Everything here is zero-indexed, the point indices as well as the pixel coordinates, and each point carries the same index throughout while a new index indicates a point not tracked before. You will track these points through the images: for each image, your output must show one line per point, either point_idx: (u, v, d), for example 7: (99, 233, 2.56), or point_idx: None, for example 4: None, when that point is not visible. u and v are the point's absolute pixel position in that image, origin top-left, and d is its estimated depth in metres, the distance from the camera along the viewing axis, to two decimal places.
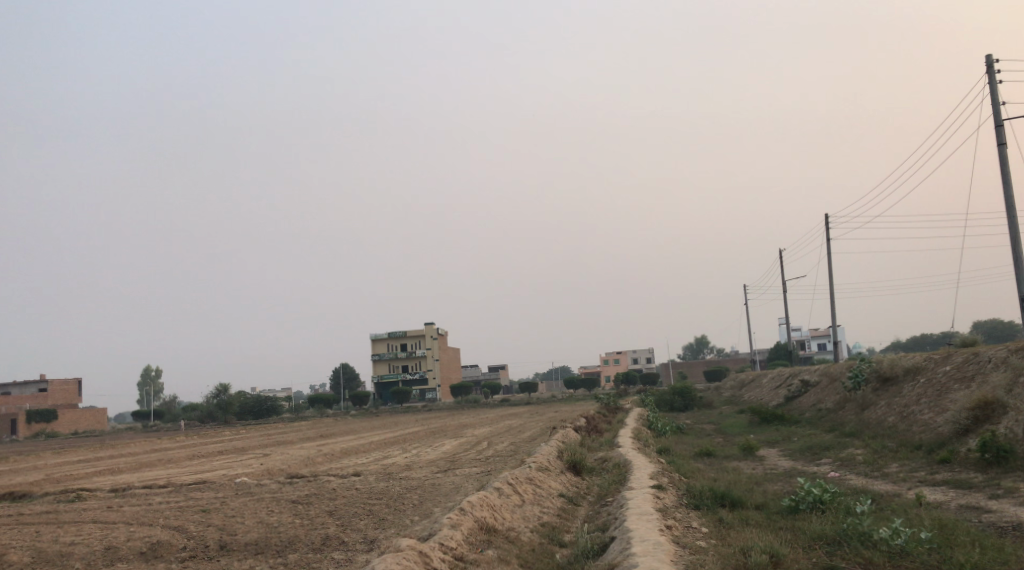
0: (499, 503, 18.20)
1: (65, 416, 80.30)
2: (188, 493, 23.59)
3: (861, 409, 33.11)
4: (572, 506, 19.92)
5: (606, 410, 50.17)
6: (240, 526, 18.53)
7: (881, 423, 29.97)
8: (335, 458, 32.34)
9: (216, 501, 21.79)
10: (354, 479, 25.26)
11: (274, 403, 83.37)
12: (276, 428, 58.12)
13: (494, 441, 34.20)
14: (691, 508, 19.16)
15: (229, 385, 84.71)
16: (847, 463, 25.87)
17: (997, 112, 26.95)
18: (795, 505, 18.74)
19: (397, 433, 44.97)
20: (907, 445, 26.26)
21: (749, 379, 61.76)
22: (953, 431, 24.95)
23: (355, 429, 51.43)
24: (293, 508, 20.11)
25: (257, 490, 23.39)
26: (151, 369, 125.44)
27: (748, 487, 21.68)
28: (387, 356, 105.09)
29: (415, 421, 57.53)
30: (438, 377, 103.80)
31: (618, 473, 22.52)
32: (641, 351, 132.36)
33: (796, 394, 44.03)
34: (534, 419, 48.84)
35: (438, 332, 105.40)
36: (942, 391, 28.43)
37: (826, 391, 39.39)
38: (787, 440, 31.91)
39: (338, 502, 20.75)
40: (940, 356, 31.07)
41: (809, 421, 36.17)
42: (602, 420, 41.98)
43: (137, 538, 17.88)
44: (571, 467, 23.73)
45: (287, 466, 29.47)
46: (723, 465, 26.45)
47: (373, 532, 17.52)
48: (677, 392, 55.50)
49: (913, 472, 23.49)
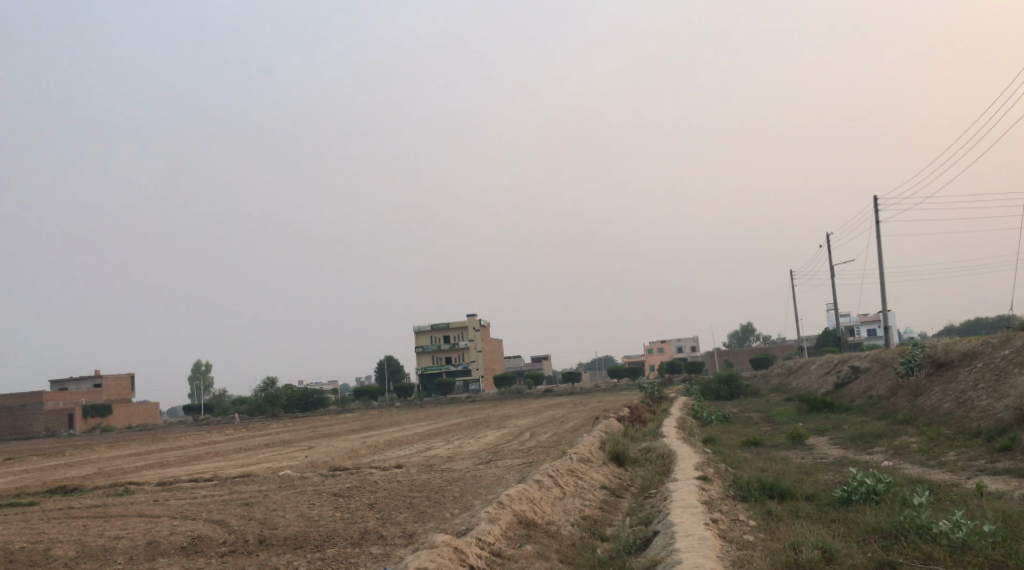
0: (540, 496, 17.82)
1: (118, 410, 81.51)
2: (232, 486, 23.57)
3: (914, 395, 32.26)
4: (615, 498, 19.52)
5: (651, 399, 49.68)
6: (280, 520, 18.35)
7: (937, 409, 29.15)
8: (378, 450, 32.18)
9: (258, 494, 21.71)
10: (396, 472, 25.02)
11: (321, 395, 83.87)
12: (323, 421, 58.37)
13: (537, 432, 33.83)
14: (738, 500, 18.65)
15: (276, 378, 85.51)
16: (901, 452, 25.13)
17: None
18: (847, 496, 18.14)
19: (442, 424, 44.87)
20: (964, 432, 25.47)
21: (798, 366, 60.70)
22: (1014, 417, 24.11)
23: (400, 421, 51.39)
24: (333, 501, 19.93)
25: (300, 483, 23.30)
26: (201, 364, 126.87)
27: (798, 477, 21.11)
28: (431, 347, 105.31)
29: (460, 412, 57.42)
30: (482, 368, 103.69)
31: (663, 464, 22.06)
32: (686, 340, 131.22)
33: (847, 380, 43.11)
34: (579, 409, 48.40)
35: (481, 323, 105.38)
36: (1001, 376, 27.54)
37: (878, 377, 38.47)
38: (838, 428, 31.15)
39: (379, 495, 20.51)
40: (997, 340, 30.15)
41: (860, 408, 35.33)
42: (647, 410, 41.40)
43: (179, 533, 17.75)
44: (614, 459, 23.28)
45: (331, 459, 29.35)
46: (772, 454, 25.85)
47: (412, 526, 17.26)
48: (723, 380, 54.72)
49: (972, 460, 22.72)
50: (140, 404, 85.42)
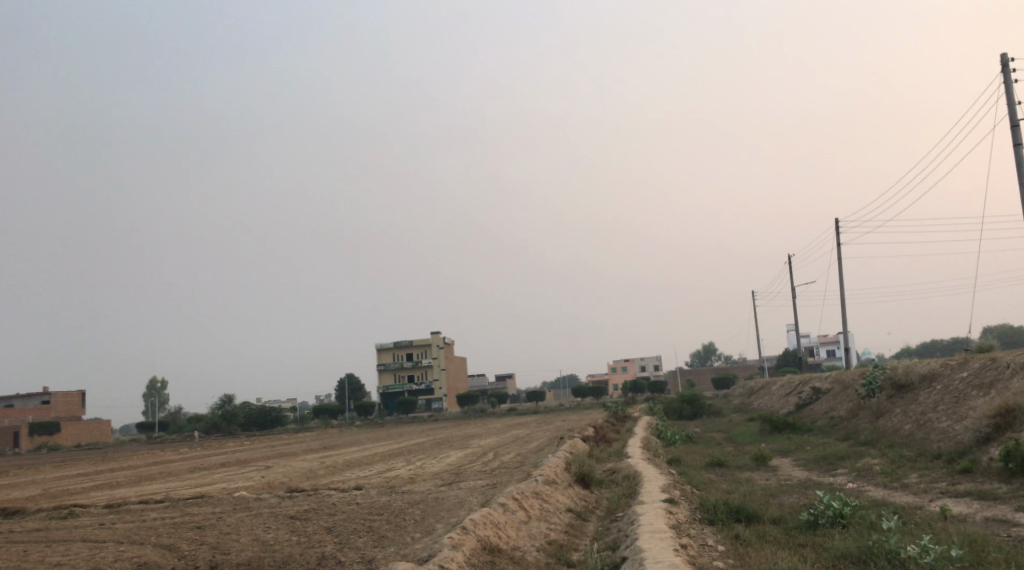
0: (504, 520, 17.35)
1: (68, 428, 79.69)
2: (185, 508, 22.86)
3: (874, 417, 32.25)
4: (581, 521, 19.14)
5: (613, 419, 49.44)
6: (233, 544, 17.72)
7: (897, 431, 29.11)
8: (337, 470, 31.52)
9: (212, 517, 21.03)
10: (356, 493, 24.45)
11: (280, 413, 82.55)
12: (280, 440, 57.36)
13: (499, 452, 33.29)
14: (705, 523, 18.33)
15: (235, 395, 84.15)
16: (864, 474, 24.98)
17: (1014, 114, 27.24)
18: (814, 520, 17.87)
19: (403, 444, 44.26)
20: (925, 454, 25.39)
21: (758, 386, 60.76)
22: (973, 439, 24.06)
23: (360, 440, 50.61)
24: (290, 524, 19.33)
25: (256, 504, 22.62)
26: (157, 380, 124.54)
27: (763, 500, 20.85)
28: (393, 366, 104.37)
29: (422, 431, 56.75)
30: (445, 387, 102.96)
31: (628, 486, 21.72)
32: (648, 360, 131.38)
33: (808, 401, 43.12)
34: (542, 428, 47.94)
35: (445, 341, 104.75)
36: (960, 398, 27.52)
37: (839, 398, 38.47)
38: (800, 450, 31.03)
39: (337, 518, 19.94)
40: (955, 362, 30.20)
41: (821, 430, 35.26)
42: (610, 429, 41.16)
43: (124, 559, 17.04)
44: (579, 480, 22.90)
45: (288, 480, 28.65)
46: (736, 476, 25.60)
47: (372, 551, 16.73)
48: (685, 400, 54.55)
49: (934, 482, 22.60)
50: (92, 422, 83.63)
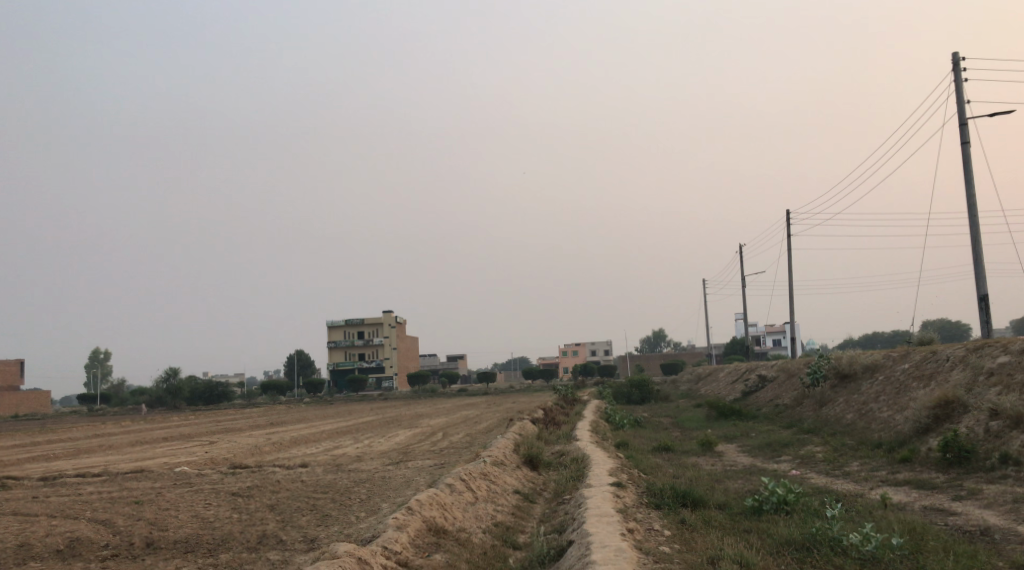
0: (450, 501, 17.15)
1: (6, 398, 78.04)
2: (123, 482, 22.36)
3: (818, 405, 32.59)
4: (528, 503, 19.03)
5: (563, 401, 49.49)
6: (171, 520, 17.33)
7: (840, 420, 29.45)
8: (283, 447, 31.11)
9: (150, 492, 20.59)
10: (301, 471, 24.12)
11: (227, 388, 81.50)
12: (225, 415, 56.50)
13: (449, 432, 33.12)
14: (652, 507, 18.32)
15: (180, 369, 82.97)
16: (807, 461, 25.25)
17: (962, 111, 27.56)
18: (758, 506, 17.94)
19: (351, 422, 43.92)
20: (866, 443, 25.71)
21: (706, 372, 61.29)
22: (913, 430, 24.39)
23: (306, 417, 50.14)
24: (231, 501, 18.96)
25: (197, 481, 22.18)
26: (100, 352, 122.24)
27: (709, 485, 20.94)
28: (344, 343, 103.61)
29: (371, 410, 56.40)
30: (395, 366, 102.46)
31: (576, 469, 21.65)
32: (599, 344, 131.93)
33: (754, 388, 43.54)
34: (492, 409, 47.85)
35: (396, 320, 104.19)
36: (901, 389, 27.86)
37: (784, 386, 38.87)
38: (746, 436, 31.27)
39: (280, 495, 19.63)
40: (898, 353, 30.55)
41: (766, 417, 35.60)
42: (559, 411, 41.14)
43: (57, 534, 16.59)
44: (527, 462, 22.82)
45: (232, 456, 28.22)
46: (683, 460, 25.73)
47: (314, 530, 16.46)
48: (634, 384, 54.79)
49: (875, 471, 22.87)
50: (30, 393, 81.93)
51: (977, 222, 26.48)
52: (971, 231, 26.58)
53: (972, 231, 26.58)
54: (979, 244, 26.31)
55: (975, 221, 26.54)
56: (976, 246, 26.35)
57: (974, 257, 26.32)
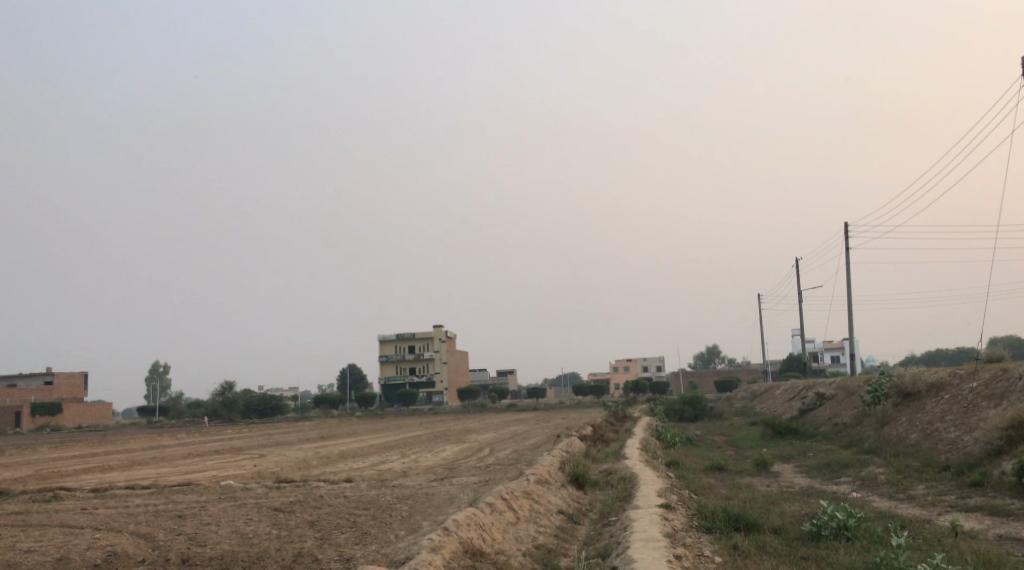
0: (490, 522, 16.63)
1: (68, 409, 79.37)
2: (169, 495, 22.20)
3: (880, 425, 31.47)
4: (572, 525, 18.43)
5: (614, 418, 48.74)
6: (211, 536, 17.02)
7: (904, 440, 28.35)
8: (330, 461, 30.86)
9: (195, 506, 20.35)
10: (344, 486, 23.78)
11: (280, 402, 81.91)
12: (278, 429, 56.59)
13: (497, 448, 32.62)
14: (702, 531, 17.61)
15: (235, 382, 83.64)
16: (869, 483, 24.24)
17: None
18: (817, 531, 17.14)
19: (400, 437, 43.54)
20: (933, 465, 24.66)
21: (762, 390, 59.99)
22: (983, 452, 23.32)
23: (357, 431, 49.87)
24: (272, 517, 18.62)
25: (242, 495, 21.93)
26: (159, 365, 124.04)
27: (765, 507, 20.15)
28: (395, 357, 103.77)
29: (421, 424, 56.04)
30: (446, 380, 102.43)
31: (624, 489, 20.98)
32: (652, 361, 130.43)
33: (811, 406, 42.34)
34: (542, 425, 47.20)
35: (447, 334, 104.21)
36: (969, 409, 26.73)
37: (843, 404, 37.70)
38: (803, 456, 30.28)
39: (322, 511, 19.25)
40: (964, 371, 29.32)
41: (825, 437, 34.52)
42: (609, 429, 40.44)
43: (97, 547, 16.36)
44: (573, 481, 22.22)
45: (279, 469, 28.00)
46: (736, 481, 24.88)
47: (351, 549, 16.04)
48: (687, 402, 53.77)
49: (942, 495, 21.84)
50: (92, 404, 83.29)
51: None
52: None
53: None
54: None
55: None
56: None
57: None
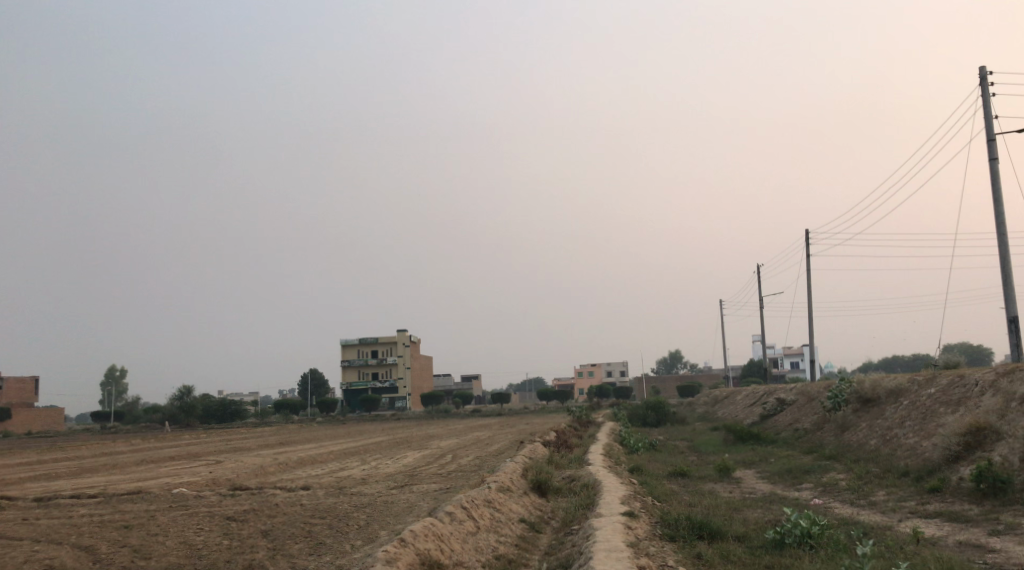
0: (449, 532, 16.20)
1: (19, 415, 77.58)
2: (117, 504, 21.46)
3: (839, 430, 31.45)
4: (533, 533, 18.08)
5: (577, 423, 48.45)
6: (158, 547, 16.42)
7: (863, 446, 28.33)
8: (288, 468, 30.21)
9: (143, 515, 19.68)
10: (301, 494, 23.19)
11: (240, 407, 80.72)
12: (237, 434, 55.58)
13: (459, 454, 32.13)
14: (665, 540, 17.32)
15: (193, 387, 82.24)
16: (830, 489, 24.13)
17: (990, 127, 26.81)
18: (780, 539, 16.90)
19: (361, 443, 42.87)
20: (892, 471, 24.61)
21: (723, 395, 60.03)
22: (942, 457, 23.29)
23: (316, 437, 49.10)
24: (224, 526, 18.05)
25: (194, 503, 21.29)
26: (115, 369, 122.00)
27: (727, 514, 19.95)
28: (358, 362, 102.80)
29: (382, 430, 55.31)
30: (409, 386, 101.64)
31: (587, 496, 20.66)
32: (615, 367, 130.55)
33: (772, 412, 42.35)
34: (505, 431, 46.79)
35: (410, 339, 103.48)
36: (927, 414, 26.74)
37: (803, 410, 37.73)
38: (764, 462, 30.17)
39: (276, 520, 18.69)
40: (922, 377, 29.37)
41: (786, 442, 34.48)
42: (573, 434, 40.14)
43: (35, 561, 15.70)
44: (535, 488, 21.85)
45: (234, 477, 27.29)
46: (699, 487, 24.65)
47: (304, 560, 15.55)
48: (650, 407, 53.63)
49: (902, 501, 21.75)
50: (45, 409, 81.52)
51: (1005, 241, 25.84)
52: (1000, 250, 25.90)
53: (1001, 251, 25.90)
54: (1008, 263, 25.77)
55: (1004, 241, 25.93)
56: (1005, 265, 25.84)
57: (1002, 276, 25.83)
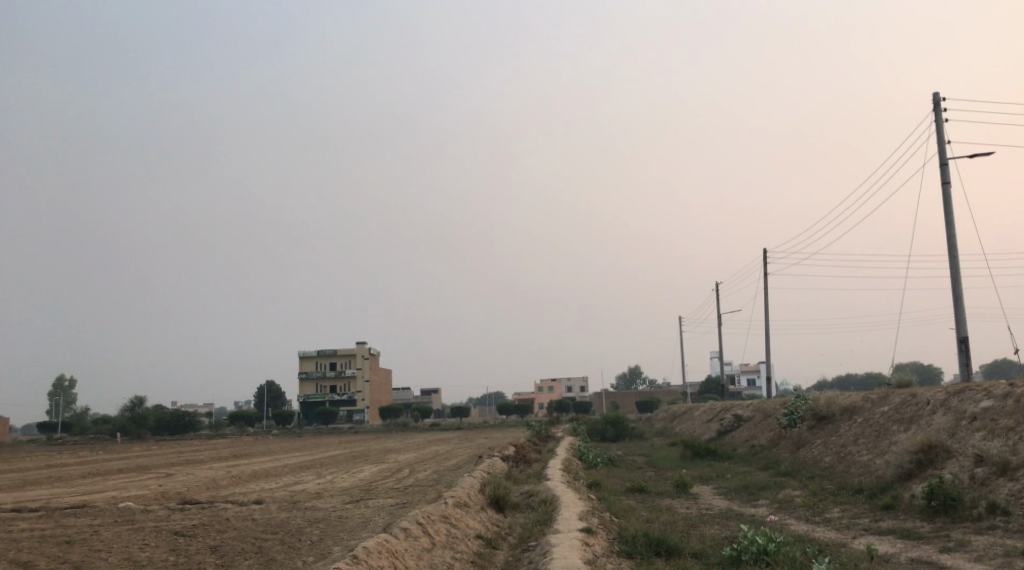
0: (403, 549, 15.93)
1: None
2: (61, 518, 20.87)
3: (795, 447, 31.59)
4: (490, 550, 17.84)
5: (536, 438, 48.29)
6: (101, 563, 15.96)
7: (818, 463, 28.45)
8: (241, 481, 29.68)
9: (87, 530, 19.14)
10: (254, 508, 22.72)
11: (193, 419, 79.54)
12: (190, 446, 54.66)
13: (416, 468, 31.78)
14: (623, 556, 17.18)
15: (146, 398, 80.86)
16: (786, 506, 24.16)
17: (943, 151, 27.19)
18: (737, 555, 16.82)
19: (317, 456, 42.31)
20: (846, 488, 24.71)
21: (682, 410, 60.20)
22: (895, 475, 23.44)
23: (271, 450, 48.41)
24: (171, 542, 17.60)
25: (141, 517, 20.77)
26: (65, 379, 119.75)
27: (683, 530, 19.86)
28: (316, 374, 101.74)
29: (339, 443, 54.73)
30: (367, 399, 100.99)
31: (544, 512, 20.46)
32: (575, 381, 130.53)
33: (729, 428, 42.48)
34: (463, 445, 46.48)
35: (370, 352, 102.74)
36: (881, 432, 26.92)
37: (759, 426, 37.87)
38: (721, 478, 30.20)
39: (225, 536, 18.26)
40: (876, 395, 29.59)
41: (742, 458, 34.57)
42: (531, 449, 39.92)
43: None
44: (492, 503, 21.62)
45: (185, 490, 26.74)
46: (656, 503, 24.56)
47: None
48: (609, 422, 53.59)
49: (856, 518, 21.82)
50: None
51: (957, 262, 26.19)
52: (952, 271, 26.23)
53: (952, 272, 26.22)
54: (959, 284, 26.12)
55: (955, 263, 26.26)
56: (956, 286, 26.18)
57: (953, 297, 26.15)
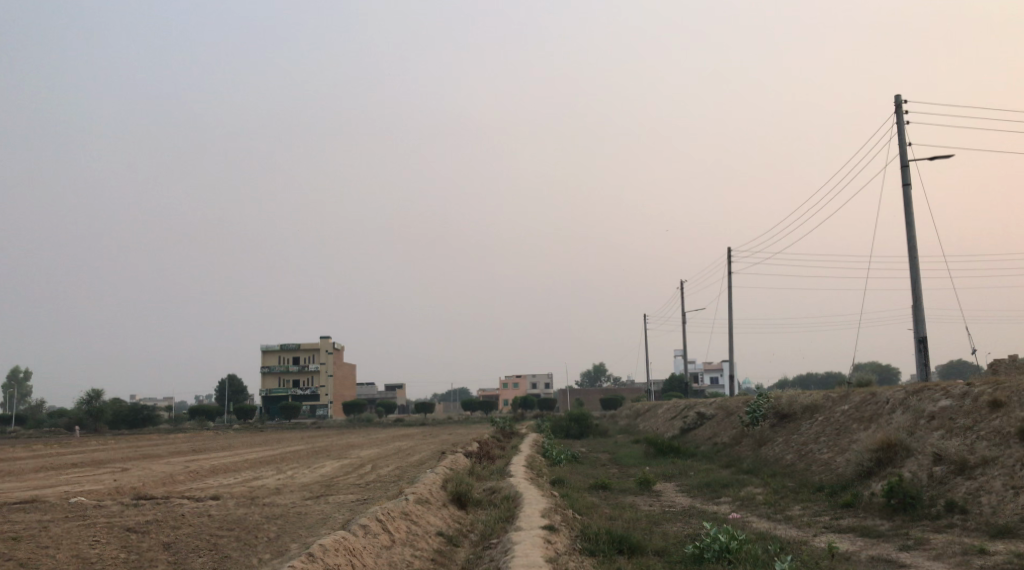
0: (362, 546, 15.62)
1: None
2: (9, 514, 20.27)
3: (756, 444, 31.61)
4: (451, 548, 17.57)
5: (500, 434, 48.03)
6: (48, 561, 15.46)
7: (779, 461, 28.46)
8: (199, 476, 29.14)
9: (35, 526, 18.57)
10: (210, 503, 22.26)
11: (152, 412, 78.43)
12: (147, 441, 53.76)
13: (378, 464, 31.40)
14: (585, 554, 16.98)
15: (103, 391, 79.56)
16: (747, 503, 24.11)
17: (903, 153, 27.34)
18: (699, 553, 16.69)
19: (277, 451, 41.73)
20: (807, 486, 24.71)
21: (645, 408, 60.24)
22: (855, 473, 23.47)
23: (231, 445, 47.68)
24: (122, 539, 17.12)
25: (93, 513, 20.22)
26: (20, 371, 117.78)
27: (646, 527, 19.72)
28: (278, 368, 100.72)
29: (300, 439, 54.12)
30: (331, 394, 100.42)
31: (506, 509, 20.21)
32: (540, 378, 130.47)
33: (692, 425, 42.51)
34: (426, 441, 46.13)
35: (333, 346, 101.97)
36: (841, 430, 26.96)
37: (722, 424, 37.91)
38: (684, 475, 30.14)
39: (179, 532, 17.81)
40: (837, 394, 29.67)
41: (705, 456, 34.56)
42: (494, 445, 39.66)
43: None
44: (454, 500, 21.35)
45: (140, 485, 26.15)
46: (619, 500, 24.40)
47: None
48: (573, 419, 53.45)
49: (817, 516, 21.81)
50: None
51: (916, 264, 26.35)
52: (912, 272, 26.35)
53: (912, 273, 26.34)
54: (919, 285, 26.26)
55: (915, 263, 26.42)
56: (916, 287, 26.31)
57: (913, 298, 26.27)
